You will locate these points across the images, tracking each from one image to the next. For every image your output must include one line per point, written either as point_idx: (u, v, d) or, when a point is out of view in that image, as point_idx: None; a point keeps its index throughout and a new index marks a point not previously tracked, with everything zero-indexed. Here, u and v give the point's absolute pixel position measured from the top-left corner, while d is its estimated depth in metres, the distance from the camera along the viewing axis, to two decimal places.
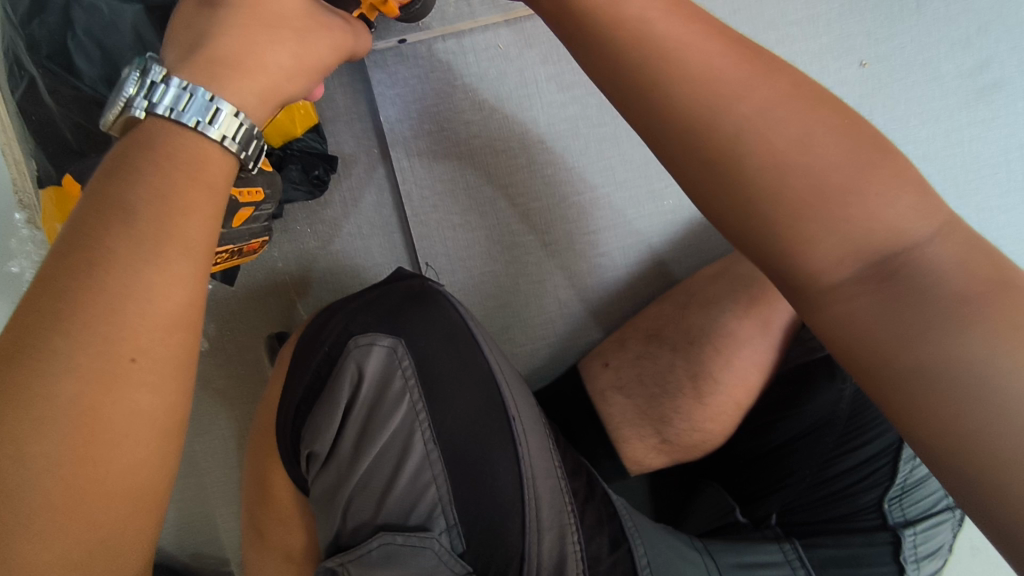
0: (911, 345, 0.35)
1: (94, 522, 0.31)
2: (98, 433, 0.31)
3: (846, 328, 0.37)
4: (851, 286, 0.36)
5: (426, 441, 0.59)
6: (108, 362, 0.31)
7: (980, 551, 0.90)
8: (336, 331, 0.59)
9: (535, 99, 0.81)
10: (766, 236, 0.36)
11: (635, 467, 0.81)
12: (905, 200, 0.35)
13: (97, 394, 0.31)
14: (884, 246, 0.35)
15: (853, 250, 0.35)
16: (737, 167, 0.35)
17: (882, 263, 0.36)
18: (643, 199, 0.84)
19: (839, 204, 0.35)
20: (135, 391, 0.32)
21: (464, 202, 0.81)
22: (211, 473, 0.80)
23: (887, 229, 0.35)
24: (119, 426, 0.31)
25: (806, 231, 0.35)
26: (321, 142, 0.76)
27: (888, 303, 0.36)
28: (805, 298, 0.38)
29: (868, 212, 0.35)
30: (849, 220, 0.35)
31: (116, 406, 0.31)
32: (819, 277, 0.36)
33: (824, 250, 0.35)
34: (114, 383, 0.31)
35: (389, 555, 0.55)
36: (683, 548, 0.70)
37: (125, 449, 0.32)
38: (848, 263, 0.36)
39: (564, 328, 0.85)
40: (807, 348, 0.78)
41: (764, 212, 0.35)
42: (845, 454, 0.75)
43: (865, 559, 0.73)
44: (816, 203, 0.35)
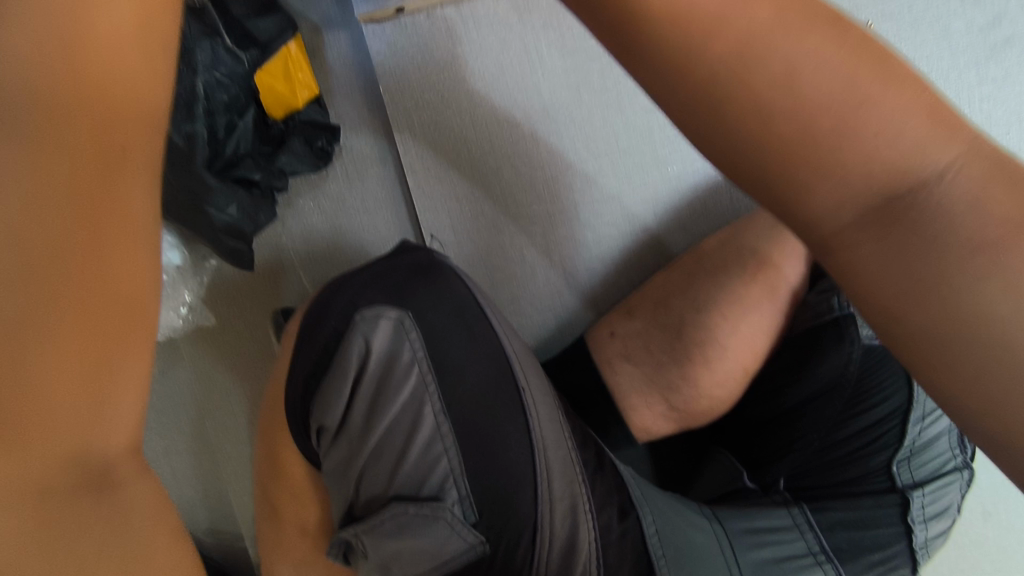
0: (917, 293, 0.29)
1: (84, 353, 0.25)
2: (97, 226, 0.25)
3: (863, 279, 0.31)
4: (855, 233, 0.30)
5: (437, 412, 0.59)
6: (103, 151, 0.26)
7: (992, 515, 0.91)
8: (343, 305, 0.59)
9: (537, 67, 0.80)
10: (756, 181, 0.30)
11: (643, 435, 0.81)
12: (920, 125, 0.27)
13: (92, 181, 0.26)
14: (893, 184, 0.28)
15: (854, 190, 0.29)
16: (711, 108, 0.28)
17: (892, 202, 0.29)
18: (648, 166, 0.84)
19: (830, 147, 0.27)
20: (135, 188, 0.27)
21: (468, 173, 0.80)
22: (224, 449, 0.80)
23: (893, 166, 0.28)
24: (121, 236, 0.26)
25: (801, 181, 0.29)
26: (324, 115, 0.75)
27: (895, 247, 0.29)
28: (814, 242, 0.31)
29: (869, 151, 0.27)
30: (847, 163, 0.28)
31: (121, 198, 0.26)
32: (818, 224, 0.30)
33: (823, 200, 0.29)
34: (110, 171, 0.26)
35: (402, 525, 0.56)
36: (690, 513, 0.71)
37: (117, 264, 0.26)
38: (849, 207, 0.29)
39: (570, 298, 0.84)
40: (814, 310, 0.77)
41: (750, 162, 0.29)
42: (856, 417, 0.74)
43: (872, 520, 0.74)
44: (803, 147, 0.28)
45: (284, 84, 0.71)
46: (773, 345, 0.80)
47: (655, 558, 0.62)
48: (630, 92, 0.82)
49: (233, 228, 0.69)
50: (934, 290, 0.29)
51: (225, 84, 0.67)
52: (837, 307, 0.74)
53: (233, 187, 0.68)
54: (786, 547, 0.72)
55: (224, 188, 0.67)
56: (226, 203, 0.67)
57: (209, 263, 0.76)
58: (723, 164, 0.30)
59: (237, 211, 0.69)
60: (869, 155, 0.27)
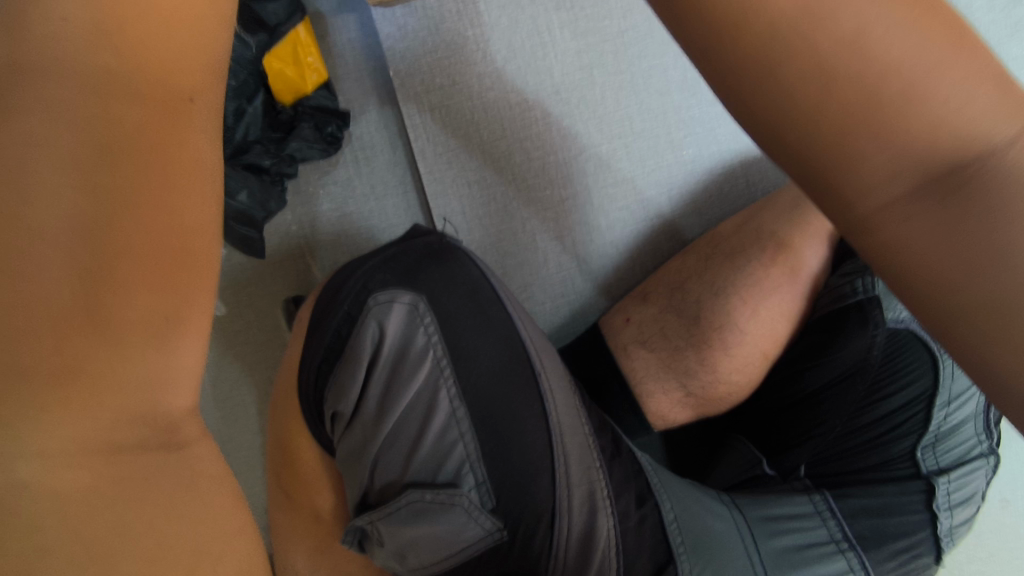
0: (976, 276, 0.25)
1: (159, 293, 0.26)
2: (169, 176, 0.27)
3: (906, 262, 0.27)
4: (902, 208, 0.26)
5: (452, 398, 0.58)
6: (168, 100, 0.27)
7: (1009, 503, 0.89)
8: (355, 289, 0.57)
9: (549, 49, 0.79)
10: (802, 148, 0.26)
11: (659, 422, 0.80)
12: (987, 97, 0.24)
13: (159, 127, 0.27)
14: (952, 153, 0.25)
15: (910, 162, 0.25)
16: (766, 63, 0.25)
17: (949, 173, 0.25)
18: (662, 149, 0.82)
19: (892, 116, 0.24)
20: (192, 134, 0.28)
21: (479, 158, 0.79)
22: (235, 439, 0.79)
23: (955, 136, 0.24)
24: (185, 181, 0.28)
25: (851, 149, 0.25)
26: (333, 99, 0.74)
27: (948, 224, 0.26)
28: (848, 224, 0.27)
29: (935, 121, 0.24)
30: (908, 135, 0.24)
31: (178, 145, 0.28)
32: (858, 203, 0.26)
33: (870, 174, 0.25)
34: (173, 120, 0.27)
35: (418, 512, 0.55)
36: (710, 501, 0.69)
37: (175, 208, 0.27)
38: (902, 181, 0.25)
39: (584, 284, 0.83)
40: (836, 292, 0.75)
41: (797, 134, 0.25)
42: (876, 402, 0.74)
43: (895, 507, 0.73)
44: (862, 118, 0.24)
45: (294, 69, 0.70)
46: (791, 331, 0.78)
47: (676, 547, 0.62)
48: (644, 74, 0.81)
49: (244, 214, 0.69)
50: (992, 269, 0.25)
51: (234, 70, 0.66)
52: (861, 290, 0.73)
53: (244, 173, 0.68)
54: (809, 535, 0.71)
55: (235, 173, 0.67)
56: (238, 188, 0.68)
57: (220, 253, 0.75)
58: (764, 135, 0.27)
59: (248, 197, 0.69)
60: (933, 124, 0.24)
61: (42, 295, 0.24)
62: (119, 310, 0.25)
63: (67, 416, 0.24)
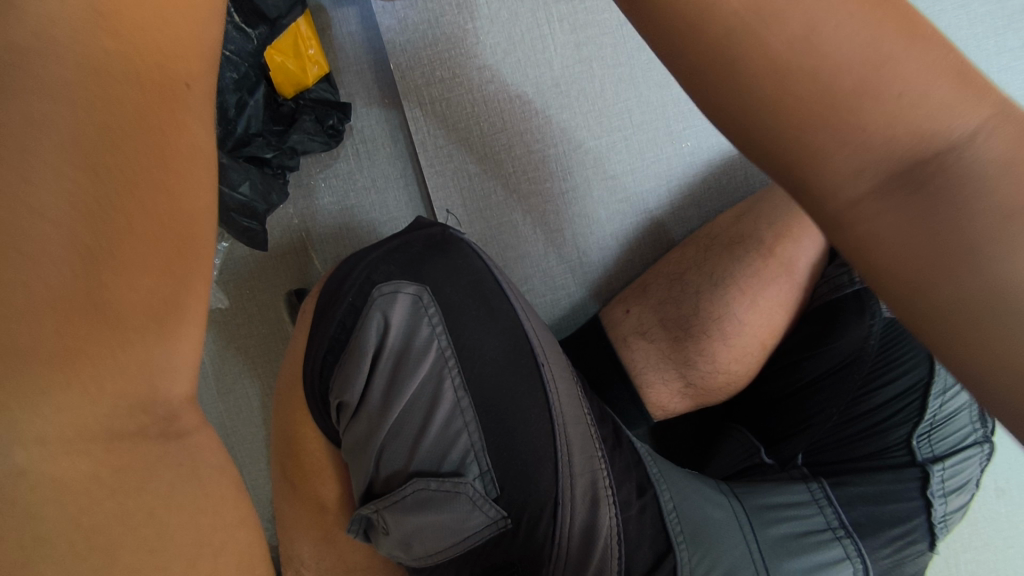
0: (943, 268, 0.27)
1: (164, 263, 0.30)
2: (166, 162, 0.30)
3: (887, 258, 0.28)
4: (874, 201, 0.28)
5: (456, 388, 0.58)
6: (165, 83, 0.30)
7: (1004, 492, 0.90)
8: (359, 281, 0.58)
9: (549, 41, 0.79)
10: (771, 147, 0.28)
11: (658, 412, 0.81)
12: (947, 87, 0.26)
13: (156, 111, 0.29)
14: (916, 148, 0.27)
15: (874, 156, 0.27)
16: (731, 68, 0.27)
17: (917, 166, 0.27)
18: (661, 141, 0.83)
19: (848, 109, 0.26)
20: (191, 120, 0.31)
21: (479, 150, 0.79)
22: (239, 432, 0.80)
23: (917, 130, 0.26)
24: (180, 165, 0.30)
25: (815, 143, 0.27)
26: (334, 92, 0.74)
27: (915, 220, 0.27)
28: (825, 220, 0.29)
29: (892, 114, 0.26)
30: (868, 127, 0.26)
31: (175, 132, 0.30)
32: (826, 199, 0.28)
33: (835, 169, 0.27)
34: (169, 104, 0.30)
35: (424, 500, 0.56)
36: (708, 490, 0.70)
37: (174, 192, 0.30)
38: (866, 176, 0.27)
39: (584, 276, 0.84)
40: (833, 283, 0.77)
41: (763, 131, 0.27)
42: (873, 391, 0.75)
43: (892, 494, 0.75)
44: (821, 111, 0.26)
45: (294, 61, 0.70)
46: (790, 321, 0.79)
47: (675, 535, 0.63)
48: (643, 67, 0.81)
49: (247, 206, 0.69)
50: (974, 263, 0.26)
51: (234, 63, 0.66)
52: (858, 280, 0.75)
53: (245, 165, 0.69)
54: (805, 523, 0.72)
55: (236, 165, 0.67)
56: (239, 180, 0.68)
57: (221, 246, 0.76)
58: (735, 133, 0.29)
59: (250, 189, 0.69)
60: (890, 117, 0.26)
61: (53, 276, 0.27)
62: (125, 288, 0.28)
63: (74, 384, 0.27)
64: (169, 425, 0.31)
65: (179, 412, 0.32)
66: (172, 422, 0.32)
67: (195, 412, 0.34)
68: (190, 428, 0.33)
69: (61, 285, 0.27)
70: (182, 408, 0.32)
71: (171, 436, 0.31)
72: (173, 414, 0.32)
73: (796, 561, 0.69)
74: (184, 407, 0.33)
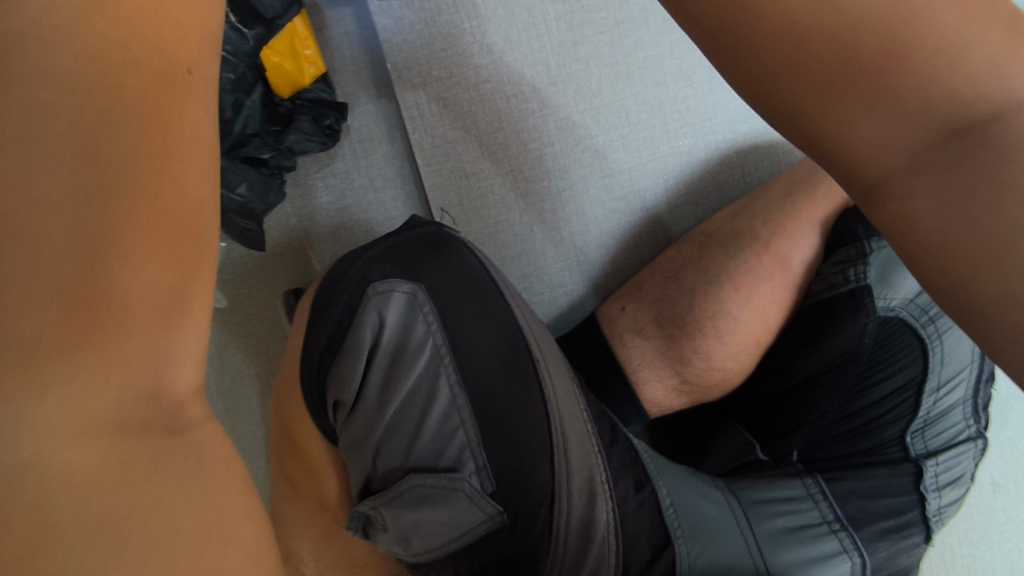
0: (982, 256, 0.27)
1: (170, 252, 0.27)
2: (167, 149, 0.28)
3: (923, 237, 0.29)
4: (911, 175, 0.29)
5: (452, 384, 0.59)
6: (167, 70, 0.28)
7: (1000, 487, 0.91)
8: (356, 279, 0.58)
9: (545, 40, 0.79)
10: (799, 125, 0.30)
11: (655, 409, 0.82)
12: (991, 37, 0.27)
13: (158, 100, 0.28)
14: (956, 114, 0.27)
15: (907, 125, 0.28)
16: (749, 41, 0.29)
17: (959, 135, 0.28)
18: (658, 140, 0.83)
19: (878, 70, 0.27)
20: (192, 105, 0.30)
21: (477, 149, 0.80)
22: (239, 430, 0.80)
23: (954, 94, 0.27)
24: (182, 153, 0.29)
25: (848, 115, 0.28)
26: (330, 92, 0.75)
27: (957, 192, 0.28)
28: (865, 192, 0.30)
29: (925, 75, 0.27)
30: (899, 87, 0.27)
31: (179, 121, 0.29)
32: (867, 173, 0.29)
33: (869, 138, 0.29)
34: (170, 96, 0.28)
35: (420, 497, 0.57)
36: (706, 486, 0.71)
37: (178, 178, 0.28)
38: (902, 145, 0.28)
39: (581, 274, 0.84)
40: (828, 281, 0.76)
41: (790, 103, 0.29)
42: (866, 388, 0.76)
43: (887, 490, 0.76)
44: (851, 77, 0.28)
45: (291, 61, 0.70)
46: (785, 318, 0.79)
47: (671, 529, 0.64)
48: (639, 65, 0.82)
49: (244, 207, 0.70)
50: (1006, 256, 0.27)
51: (231, 62, 0.66)
52: (852, 278, 0.74)
53: (243, 166, 0.69)
54: (801, 517, 0.73)
55: (235, 166, 0.68)
56: (237, 181, 0.69)
57: (220, 247, 0.75)
58: (770, 116, 0.30)
59: (247, 189, 0.70)
60: (924, 80, 0.27)
61: (63, 270, 0.24)
62: (131, 277, 0.25)
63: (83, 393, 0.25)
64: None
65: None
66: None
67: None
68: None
69: (72, 277, 0.24)
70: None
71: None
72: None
73: (793, 554, 0.69)
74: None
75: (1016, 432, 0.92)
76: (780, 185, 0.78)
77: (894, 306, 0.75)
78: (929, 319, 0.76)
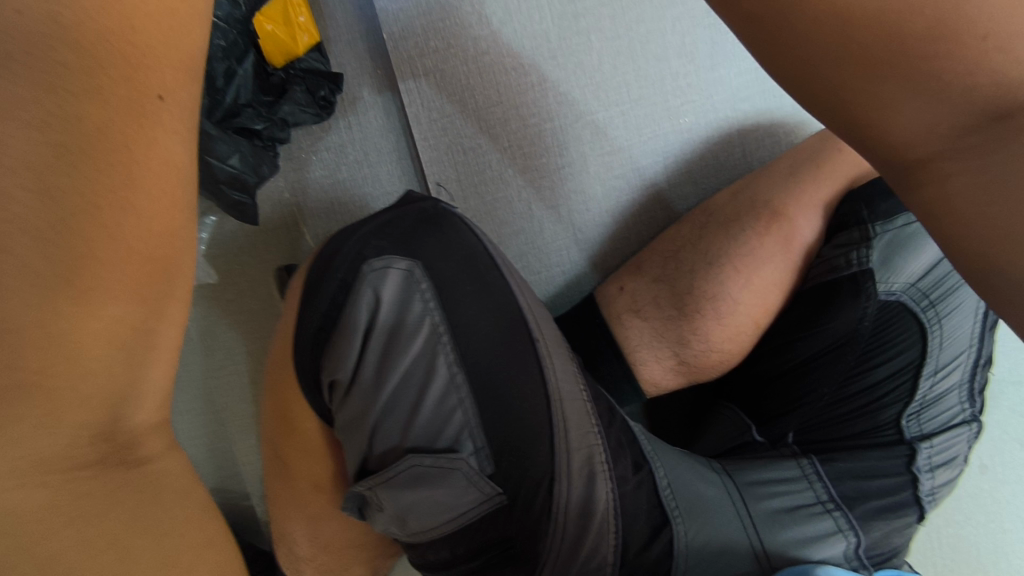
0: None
1: (138, 278, 0.34)
2: (135, 180, 0.33)
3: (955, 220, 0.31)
4: (949, 159, 0.30)
5: (450, 364, 0.58)
6: (139, 106, 0.33)
7: (988, 469, 0.92)
8: (350, 256, 0.56)
9: (546, 13, 0.78)
10: (838, 113, 0.31)
11: (653, 389, 0.81)
12: None
13: (124, 125, 0.32)
14: (998, 101, 0.28)
15: (947, 112, 0.29)
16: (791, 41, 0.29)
17: (997, 122, 0.29)
18: (659, 118, 0.82)
19: (923, 57, 0.28)
20: (160, 134, 0.34)
21: (474, 123, 0.78)
22: (230, 407, 0.80)
23: (1000, 80, 0.28)
24: (147, 181, 0.33)
25: (884, 96, 0.29)
26: (325, 62, 0.72)
27: (987, 179, 0.29)
28: (901, 169, 0.32)
29: (974, 59, 0.28)
30: (940, 75, 0.28)
31: (146, 150, 0.33)
32: (910, 150, 0.31)
33: (907, 123, 0.30)
34: (140, 123, 0.33)
35: (417, 477, 0.57)
36: (701, 468, 0.71)
37: (145, 204, 0.33)
38: (940, 127, 0.30)
39: (580, 254, 0.83)
40: (829, 264, 0.74)
41: (828, 79, 0.29)
42: (866, 372, 0.75)
43: (881, 470, 0.76)
44: (891, 58, 0.28)
45: (285, 28, 0.68)
46: (783, 300, 0.78)
47: (670, 510, 0.64)
48: (642, 40, 0.80)
49: (237, 179, 0.68)
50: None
51: (222, 29, 0.66)
52: (855, 262, 0.72)
53: (235, 137, 0.68)
54: (796, 497, 0.72)
55: (225, 136, 0.66)
56: (229, 153, 0.67)
57: (209, 219, 0.75)
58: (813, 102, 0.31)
59: (240, 161, 0.68)
60: (972, 66, 0.28)
61: None
62: (98, 308, 0.32)
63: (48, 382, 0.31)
64: (128, 453, 0.36)
65: (139, 440, 0.37)
66: (131, 452, 0.37)
67: (158, 439, 0.39)
68: (149, 454, 0.38)
69: None
70: (140, 436, 0.38)
71: (130, 465, 0.36)
72: (132, 442, 0.37)
73: (791, 532, 0.69)
74: (144, 434, 0.38)
75: (1005, 416, 0.91)
76: (783, 165, 0.77)
77: (895, 289, 0.73)
78: (929, 303, 0.74)
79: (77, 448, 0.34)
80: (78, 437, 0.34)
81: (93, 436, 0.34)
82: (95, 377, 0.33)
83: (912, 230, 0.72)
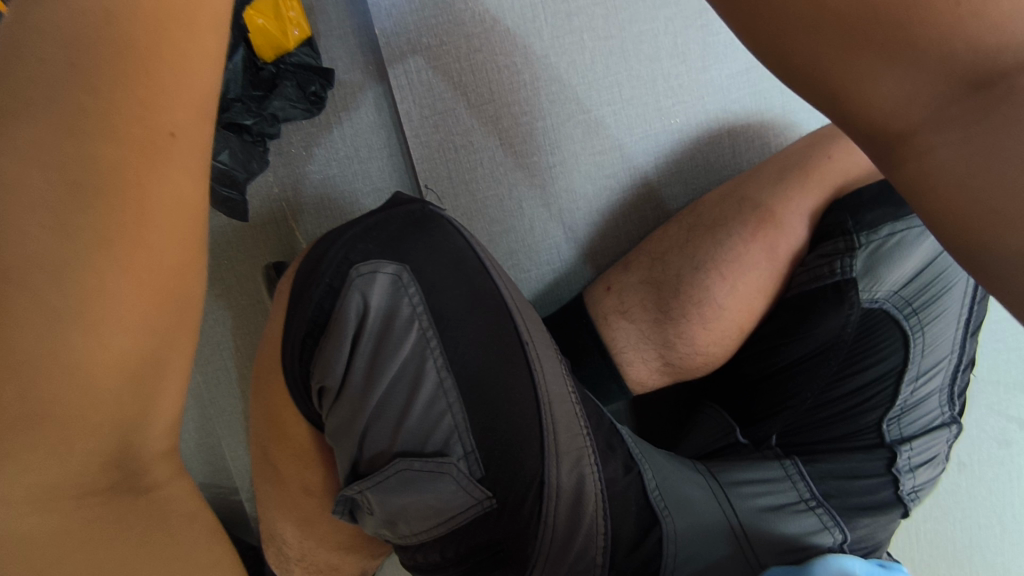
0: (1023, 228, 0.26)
1: (147, 315, 0.33)
2: (144, 216, 0.32)
3: (938, 189, 0.29)
4: (932, 131, 0.28)
5: (439, 368, 0.58)
6: (150, 140, 0.32)
7: (966, 466, 0.94)
8: (336, 261, 0.56)
9: (540, 11, 0.77)
10: (811, 89, 0.29)
11: (638, 389, 0.82)
12: None
13: (136, 165, 0.31)
14: (978, 67, 0.26)
15: (928, 79, 0.27)
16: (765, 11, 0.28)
17: (982, 89, 0.27)
18: (651, 117, 0.82)
19: (897, 25, 0.26)
20: (173, 168, 0.33)
21: (466, 120, 0.77)
22: (217, 404, 0.79)
23: (980, 45, 0.26)
24: (156, 214, 0.32)
25: (859, 67, 0.27)
26: (316, 56, 0.71)
27: (973, 148, 0.27)
28: (880, 146, 0.30)
29: (950, 25, 0.26)
30: (918, 42, 0.26)
31: (157, 186, 0.32)
32: (889, 124, 0.29)
33: (883, 96, 0.28)
34: (152, 158, 0.32)
35: (407, 479, 0.57)
36: (685, 468, 0.72)
37: (159, 237, 0.33)
38: (922, 96, 0.28)
39: (569, 252, 0.83)
40: (813, 273, 0.75)
41: (808, 52, 0.28)
42: (849, 377, 0.76)
43: (862, 471, 0.77)
44: (864, 27, 0.26)
45: (276, 23, 0.67)
46: (767, 306, 0.79)
47: (659, 509, 0.65)
48: (635, 39, 0.80)
49: (226, 175, 0.68)
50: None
51: None
52: (838, 271, 0.73)
53: (224, 132, 0.67)
54: (780, 497, 0.73)
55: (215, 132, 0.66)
56: (218, 149, 0.67)
57: None
58: (787, 73, 0.29)
59: (229, 157, 0.68)
60: (948, 32, 0.26)
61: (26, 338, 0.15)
62: (105, 343, 0.32)
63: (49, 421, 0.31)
64: (137, 480, 0.37)
65: (149, 466, 0.38)
66: (141, 478, 0.37)
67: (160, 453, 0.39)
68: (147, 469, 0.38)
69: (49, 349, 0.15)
70: (152, 462, 0.38)
71: (139, 491, 0.37)
72: (143, 469, 0.37)
73: (775, 530, 0.70)
74: (153, 463, 0.38)
75: (982, 415, 0.93)
76: (772, 168, 0.78)
77: (878, 297, 0.74)
78: (912, 311, 0.75)
79: (81, 476, 0.34)
80: (90, 462, 0.34)
81: (103, 464, 0.35)
82: (103, 406, 0.33)
83: (897, 240, 0.73)
